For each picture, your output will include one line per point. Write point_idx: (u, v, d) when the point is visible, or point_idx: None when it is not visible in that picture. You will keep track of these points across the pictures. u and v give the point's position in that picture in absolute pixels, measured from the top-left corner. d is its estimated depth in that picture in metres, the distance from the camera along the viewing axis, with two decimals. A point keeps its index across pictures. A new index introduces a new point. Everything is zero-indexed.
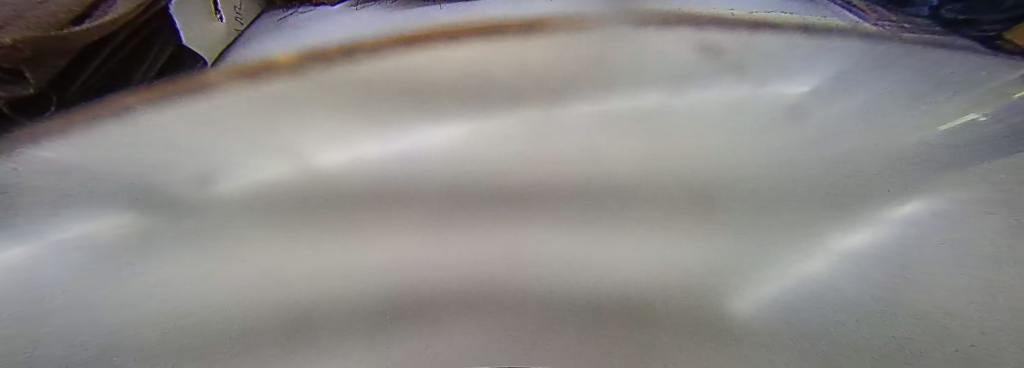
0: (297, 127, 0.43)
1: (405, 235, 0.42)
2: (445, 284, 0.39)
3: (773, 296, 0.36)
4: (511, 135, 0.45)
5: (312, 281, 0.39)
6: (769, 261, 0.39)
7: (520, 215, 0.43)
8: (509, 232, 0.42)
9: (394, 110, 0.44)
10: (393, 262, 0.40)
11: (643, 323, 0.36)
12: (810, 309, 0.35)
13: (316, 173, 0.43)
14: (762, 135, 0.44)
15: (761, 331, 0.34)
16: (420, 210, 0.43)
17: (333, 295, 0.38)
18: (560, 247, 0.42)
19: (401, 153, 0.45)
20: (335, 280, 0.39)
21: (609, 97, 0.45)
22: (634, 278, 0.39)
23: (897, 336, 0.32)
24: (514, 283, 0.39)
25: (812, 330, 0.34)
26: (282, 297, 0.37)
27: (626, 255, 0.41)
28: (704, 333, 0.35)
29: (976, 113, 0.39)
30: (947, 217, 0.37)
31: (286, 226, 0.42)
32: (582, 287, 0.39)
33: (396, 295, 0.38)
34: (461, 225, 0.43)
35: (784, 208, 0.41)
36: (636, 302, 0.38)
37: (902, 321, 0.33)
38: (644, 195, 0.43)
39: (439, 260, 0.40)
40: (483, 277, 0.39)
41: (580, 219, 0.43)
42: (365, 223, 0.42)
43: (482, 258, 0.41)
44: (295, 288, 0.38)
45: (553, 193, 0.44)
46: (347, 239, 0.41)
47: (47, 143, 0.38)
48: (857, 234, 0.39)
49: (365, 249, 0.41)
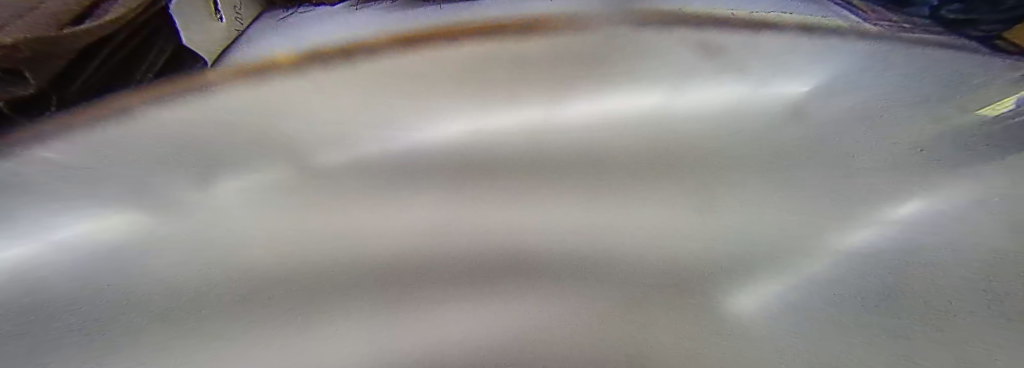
0: (272, 118, 0.40)
1: (386, 235, 0.37)
2: (433, 291, 0.34)
3: (789, 299, 0.33)
4: (508, 127, 0.42)
5: (278, 286, 0.33)
6: (782, 261, 0.35)
7: (514, 215, 0.39)
8: (503, 232, 0.38)
9: (381, 103, 0.42)
10: (385, 261, 0.35)
11: (661, 337, 0.31)
12: (836, 314, 0.31)
13: (288, 165, 0.39)
14: (770, 130, 0.42)
15: (782, 341, 0.30)
16: (415, 208, 0.39)
17: (312, 299, 0.32)
18: (560, 249, 0.37)
19: (386, 146, 0.41)
20: (303, 284, 0.33)
21: (613, 91, 0.43)
22: (639, 280, 0.35)
23: (938, 344, 0.28)
24: (508, 287, 0.34)
25: (846, 339, 0.30)
26: (244, 301, 0.32)
27: (633, 256, 0.36)
28: (726, 344, 0.30)
29: (994, 106, 0.37)
30: (971, 215, 0.35)
31: (249, 225, 0.37)
32: (585, 296, 0.34)
33: (390, 298, 0.33)
34: (450, 223, 0.38)
35: (796, 203, 0.38)
36: (648, 308, 0.33)
37: (942, 328, 0.29)
38: (646, 194, 0.40)
39: (427, 262, 0.36)
40: (475, 279, 0.35)
41: (581, 220, 0.39)
42: (352, 223, 0.38)
43: (473, 259, 0.36)
44: (258, 293, 0.32)
45: (554, 190, 0.40)
46: (337, 236, 0.37)
47: (44, 143, 0.37)
48: (873, 230, 0.36)
49: (354, 248, 0.36)
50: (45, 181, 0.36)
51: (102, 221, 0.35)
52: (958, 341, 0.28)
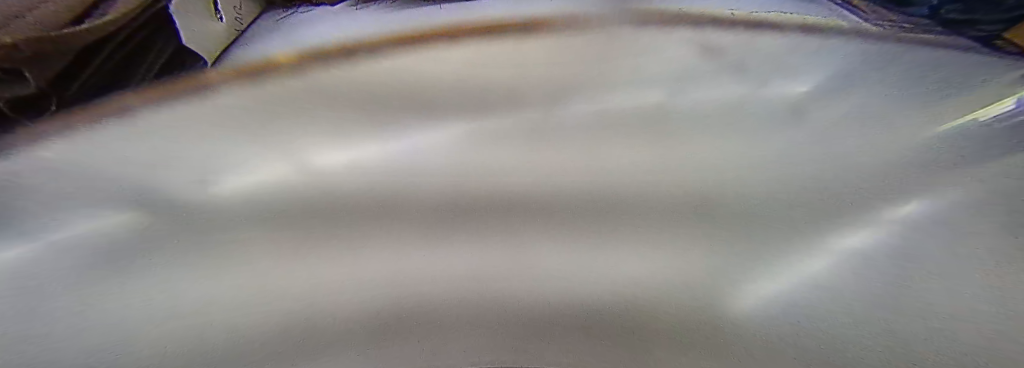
0: (297, 128, 0.43)
1: (415, 216, 0.45)
2: (456, 255, 0.43)
3: (767, 295, 0.37)
4: (511, 139, 0.46)
5: (336, 256, 0.42)
6: (763, 259, 0.39)
7: (514, 227, 0.44)
8: (507, 245, 0.43)
9: (393, 110, 0.44)
10: (392, 265, 0.42)
11: (639, 315, 0.38)
12: (796, 306, 0.36)
13: (315, 169, 0.44)
14: (762, 132, 0.43)
15: (752, 326, 0.36)
16: (416, 223, 0.44)
17: (343, 287, 0.40)
18: (563, 231, 0.44)
19: (400, 149, 0.45)
20: (360, 255, 0.42)
21: (610, 94, 0.45)
22: (625, 274, 0.40)
23: (884, 335, 0.33)
24: (511, 268, 0.42)
25: (804, 329, 0.35)
26: (306, 277, 0.40)
27: (623, 247, 0.42)
28: (696, 326, 0.37)
29: (975, 113, 0.39)
30: (948, 217, 0.37)
31: (309, 206, 0.44)
32: (583, 273, 0.41)
33: (405, 286, 0.41)
34: (470, 205, 0.45)
35: (787, 206, 0.41)
36: (630, 294, 0.39)
37: (889, 325, 0.33)
38: (644, 209, 0.43)
39: (455, 244, 0.43)
40: (490, 253, 0.43)
41: (573, 232, 0.43)
42: (366, 237, 0.43)
43: (489, 239, 0.43)
44: (309, 264, 0.41)
45: (559, 206, 0.45)
46: (345, 250, 0.42)
47: (52, 140, 0.38)
48: (860, 234, 0.38)
49: (366, 260, 0.42)
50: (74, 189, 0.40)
51: (102, 223, 0.41)
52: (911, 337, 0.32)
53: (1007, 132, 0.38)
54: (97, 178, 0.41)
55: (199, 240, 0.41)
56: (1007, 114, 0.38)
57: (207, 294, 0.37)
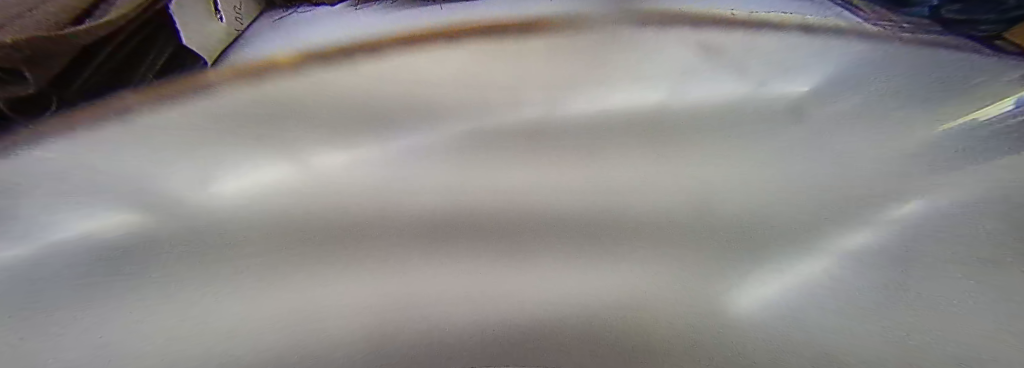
0: (292, 126, 0.41)
1: (409, 221, 0.40)
2: (444, 277, 0.36)
3: (784, 297, 0.35)
4: (513, 133, 0.43)
5: (315, 260, 0.36)
6: (774, 258, 0.37)
7: (518, 244, 0.39)
8: (503, 262, 0.38)
9: (391, 110, 0.42)
10: (369, 306, 0.34)
11: (660, 321, 0.34)
12: (820, 313, 0.34)
13: (306, 170, 0.40)
14: (767, 133, 0.43)
15: (790, 332, 0.33)
16: (401, 233, 0.39)
17: (318, 307, 0.34)
18: (573, 210, 0.41)
19: (396, 149, 0.42)
20: (337, 275, 0.35)
21: (613, 94, 0.44)
22: (642, 270, 0.37)
23: (947, 347, 0.30)
24: (530, 253, 0.38)
25: (834, 334, 0.32)
26: (318, 239, 0.38)
27: (632, 240, 0.39)
28: (718, 334, 0.33)
29: (976, 113, 0.39)
30: (955, 219, 0.37)
31: (294, 197, 0.39)
32: (594, 281, 0.36)
33: (397, 315, 0.34)
34: (461, 220, 0.40)
35: (792, 209, 0.40)
36: (642, 304, 0.35)
37: (940, 330, 0.31)
38: (652, 228, 0.40)
39: (452, 253, 0.38)
40: (499, 242, 0.39)
41: (584, 247, 0.39)
42: (364, 215, 0.39)
43: (489, 240, 0.39)
44: (290, 279, 0.35)
45: (556, 215, 0.41)
46: (349, 236, 0.38)
47: (48, 142, 0.37)
48: (861, 234, 0.38)
49: (350, 278, 0.36)
50: (44, 179, 0.37)
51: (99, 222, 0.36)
52: (962, 342, 0.30)
53: (1010, 131, 0.38)
54: (69, 178, 0.37)
55: (153, 256, 0.35)
56: (1008, 114, 0.38)
57: (202, 270, 0.35)
